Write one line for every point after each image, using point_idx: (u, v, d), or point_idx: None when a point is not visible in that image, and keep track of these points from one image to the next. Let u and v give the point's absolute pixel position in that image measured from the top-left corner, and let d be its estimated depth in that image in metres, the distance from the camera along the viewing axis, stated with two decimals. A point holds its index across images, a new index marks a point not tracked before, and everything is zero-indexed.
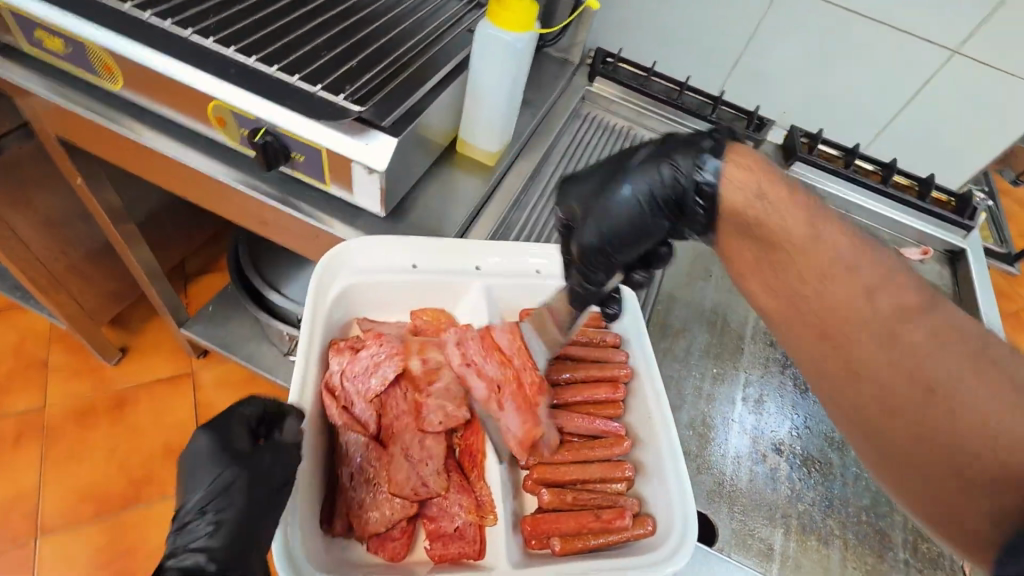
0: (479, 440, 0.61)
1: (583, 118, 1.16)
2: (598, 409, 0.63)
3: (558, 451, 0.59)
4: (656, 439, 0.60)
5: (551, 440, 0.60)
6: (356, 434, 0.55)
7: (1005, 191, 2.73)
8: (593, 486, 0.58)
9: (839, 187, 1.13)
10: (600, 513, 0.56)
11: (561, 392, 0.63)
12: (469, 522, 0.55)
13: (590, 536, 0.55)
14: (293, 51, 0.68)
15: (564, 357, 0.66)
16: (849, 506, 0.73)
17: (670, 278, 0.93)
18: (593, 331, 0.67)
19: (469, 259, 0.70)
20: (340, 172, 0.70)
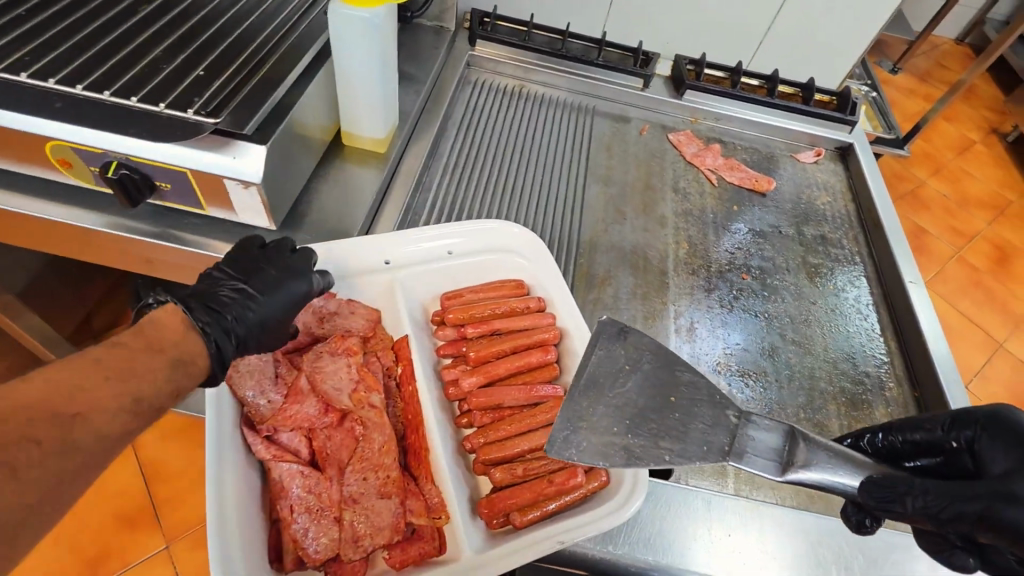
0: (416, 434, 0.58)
1: (472, 84, 1.13)
2: (533, 376, 0.62)
3: (500, 427, 0.58)
4: None
5: (492, 418, 0.59)
6: (288, 465, 0.52)
7: (888, 79, 2.90)
8: (542, 454, 0.58)
9: (731, 107, 1.16)
10: (554, 477, 0.55)
11: (494, 368, 0.61)
12: (424, 523, 0.52)
13: (547, 502, 0.54)
14: (126, 70, 0.61)
15: (490, 331, 0.64)
16: (787, 408, 0.78)
17: (584, 228, 0.93)
18: (514, 302, 0.67)
19: (377, 254, 0.67)
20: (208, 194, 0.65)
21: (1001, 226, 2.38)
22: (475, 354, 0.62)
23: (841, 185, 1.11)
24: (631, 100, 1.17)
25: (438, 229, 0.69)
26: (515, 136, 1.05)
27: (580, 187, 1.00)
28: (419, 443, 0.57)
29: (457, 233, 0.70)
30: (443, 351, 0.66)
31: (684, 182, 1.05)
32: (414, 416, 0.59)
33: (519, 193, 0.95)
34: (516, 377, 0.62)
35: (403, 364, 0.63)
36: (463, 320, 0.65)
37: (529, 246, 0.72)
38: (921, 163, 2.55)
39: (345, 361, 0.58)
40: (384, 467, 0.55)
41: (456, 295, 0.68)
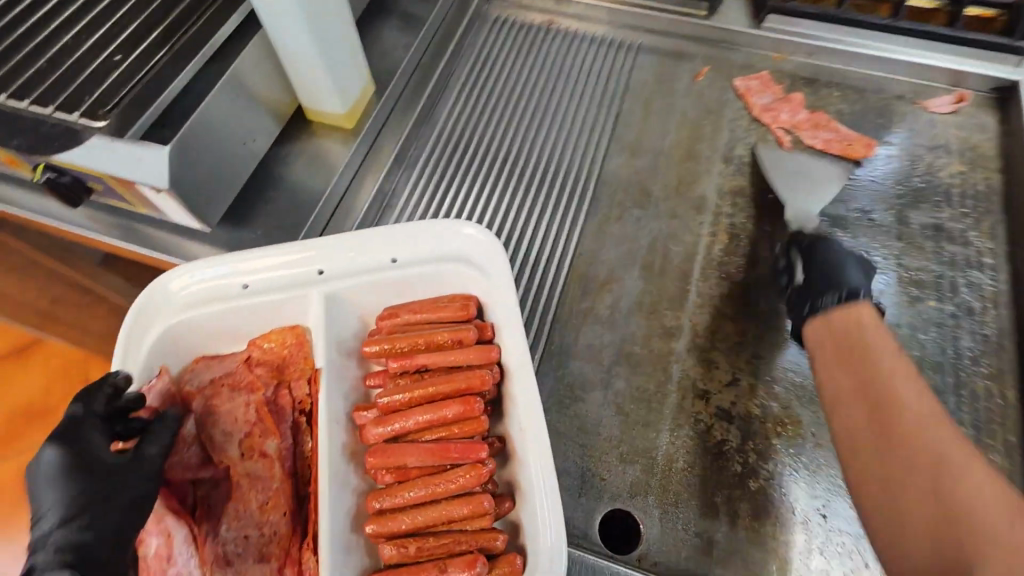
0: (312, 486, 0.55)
1: (491, 23, 0.95)
2: (452, 431, 0.52)
3: (399, 495, 0.50)
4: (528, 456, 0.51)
5: (395, 480, 0.51)
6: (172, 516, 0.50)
7: None
8: (444, 529, 0.50)
9: (833, 36, 0.85)
10: (445, 565, 0.48)
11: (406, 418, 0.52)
12: None
13: None
14: (35, 58, 0.56)
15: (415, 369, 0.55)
16: (819, 476, 0.59)
17: (592, 212, 0.76)
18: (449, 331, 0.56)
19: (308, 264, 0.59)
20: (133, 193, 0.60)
21: None
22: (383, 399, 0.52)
23: (988, 148, 0.79)
24: (692, 33, 0.91)
25: (372, 236, 0.59)
26: (532, 89, 0.87)
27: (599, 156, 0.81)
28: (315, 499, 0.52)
29: (400, 239, 0.59)
30: (370, 382, 0.58)
31: (742, 147, 0.81)
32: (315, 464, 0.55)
33: (516, 166, 0.80)
34: (433, 430, 0.52)
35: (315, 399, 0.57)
36: (387, 353, 0.56)
37: (487, 256, 0.59)
38: None
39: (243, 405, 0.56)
40: (269, 525, 0.52)
41: (393, 317, 0.58)
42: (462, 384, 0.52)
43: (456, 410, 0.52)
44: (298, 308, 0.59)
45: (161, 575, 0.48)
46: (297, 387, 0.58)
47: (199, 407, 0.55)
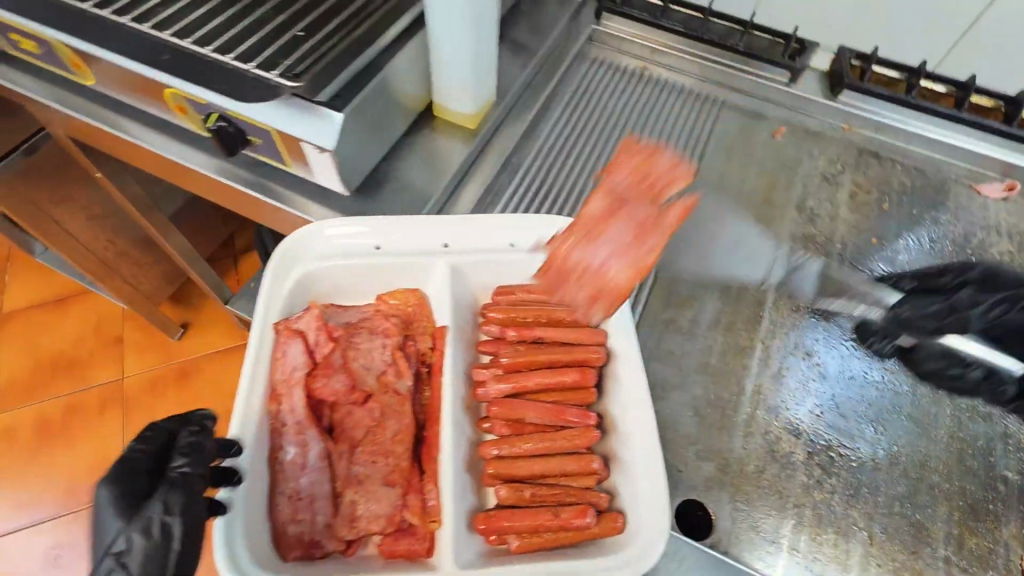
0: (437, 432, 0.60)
1: (591, 60, 1.04)
2: (566, 396, 0.57)
3: (517, 444, 0.54)
4: (631, 428, 0.55)
5: (511, 432, 0.56)
6: (305, 432, 0.55)
7: None
8: (556, 481, 0.54)
9: (897, 117, 0.96)
10: (559, 512, 0.51)
11: (524, 378, 0.57)
12: (415, 519, 0.53)
13: (547, 534, 0.51)
14: (235, 24, 0.64)
15: (531, 339, 0.60)
16: (878, 496, 0.64)
17: (678, 237, 0.83)
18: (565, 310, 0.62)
19: (435, 238, 0.65)
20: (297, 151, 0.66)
21: None
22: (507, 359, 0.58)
23: None
24: (772, 95, 1.01)
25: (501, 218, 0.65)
26: (627, 123, 0.96)
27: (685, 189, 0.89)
28: (432, 443, 0.57)
29: (524, 223, 0.66)
30: (483, 348, 0.62)
31: (814, 200, 0.89)
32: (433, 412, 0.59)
33: (612, 186, 0.87)
34: (547, 393, 0.57)
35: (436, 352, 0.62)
36: (507, 322, 0.62)
37: None
38: None
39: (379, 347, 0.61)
40: (394, 455, 0.57)
41: (509, 292, 0.64)
42: (577, 354, 0.58)
43: (574, 377, 0.57)
44: (422, 271, 0.65)
45: (296, 482, 0.53)
46: (421, 339, 0.64)
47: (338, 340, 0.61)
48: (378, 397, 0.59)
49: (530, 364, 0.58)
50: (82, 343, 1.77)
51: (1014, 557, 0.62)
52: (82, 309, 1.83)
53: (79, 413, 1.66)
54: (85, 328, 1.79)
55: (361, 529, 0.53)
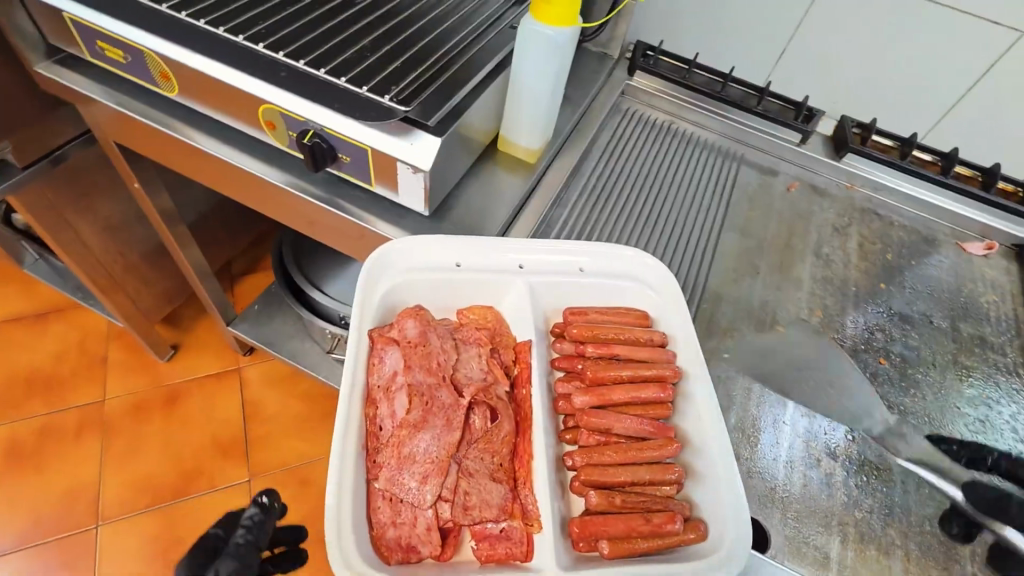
0: (530, 441, 0.62)
1: (623, 112, 1.14)
2: (644, 411, 0.62)
3: (604, 452, 0.60)
4: (706, 441, 0.60)
5: (596, 441, 0.61)
6: (421, 430, 0.58)
7: None
8: (642, 488, 0.58)
9: (894, 179, 1.08)
10: (650, 517, 0.55)
11: (608, 392, 0.62)
12: (514, 525, 0.57)
13: (639, 540, 0.54)
14: (341, 51, 0.69)
15: (610, 356, 0.65)
16: (910, 515, 0.70)
17: (713, 273, 0.91)
18: (640, 330, 0.67)
19: (513, 255, 0.69)
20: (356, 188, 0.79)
21: None
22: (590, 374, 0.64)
23: (1012, 287, 0.99)
24: (784, 154, 1.13)
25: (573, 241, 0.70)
26: (660, 170, 1.05)
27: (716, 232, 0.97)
28: (523, 445, 0.62)
29: (596, 254, 0.71)
30: (558, 364, 0.68)
31: (829, 248, 0.99)
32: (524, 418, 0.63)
33: (653, 225, 0.95)
34: (622, 404, 0.63)
35: (521, 365, 0.67)
36: (585, 338, 0.67)
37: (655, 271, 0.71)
38: None
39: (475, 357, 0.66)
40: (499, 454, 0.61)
41: (582, 312, 0.69)
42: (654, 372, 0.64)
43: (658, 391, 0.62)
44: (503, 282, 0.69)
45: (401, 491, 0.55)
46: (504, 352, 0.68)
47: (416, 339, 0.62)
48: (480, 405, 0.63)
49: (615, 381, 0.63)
50: (58, 361, 1.61)
51: None
52: (61, 325, 1.67)
53: (49, 438, 1.48)
54: (63, 345, 1.64)
55: (488, 521, 0.57)
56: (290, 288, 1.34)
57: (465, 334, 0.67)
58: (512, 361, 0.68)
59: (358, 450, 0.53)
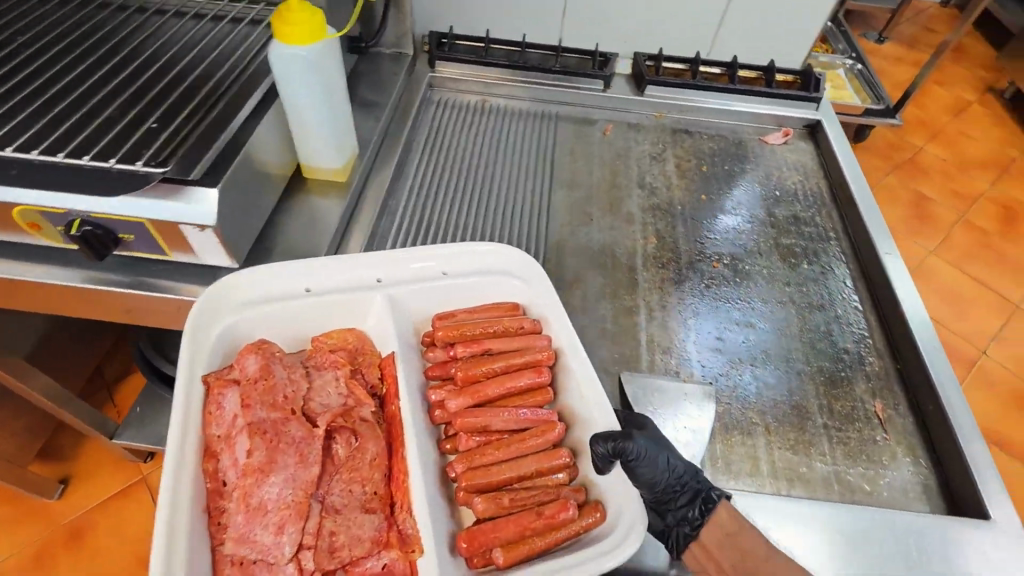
0: (404, 458, 0.65)
1: (435, 103, 1.15)
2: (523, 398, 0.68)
3: (488, 452, 0.64)
4: (591, 415, 0.64)
5: (478, 442, 0.65)
6: (275, 478, 0.59)
7: (868, 49, 3.09)
8: (531, 481, 0.63)
9: (697, 97, 1.16)
10: (543, 511, 0.59)
11: (481, 389, 0.67)
12: (395, 558, 0.60)
13: (533, 536, 0.58)
14: (82, 129, 0.65)
15: (480, 351, 0.69)
16: (768, 397, 0.76)
17: (550, 233, 0.94)
18: (510, 321, 0.71)
19: (370, 272, 0.71)
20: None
21: (1005, 186, 2.37)
22: (462, 375, 0.67)
23: (811, 162, 1.11)
24: (596, 101, 1.18)
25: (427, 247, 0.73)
26: (482, 146, 1.08)
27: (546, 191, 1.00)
28: (400, 461, 0.65)
29: (452, 256, 0.73)
30: (432, 373, 0.71)
31: (650, 176, 1.05)
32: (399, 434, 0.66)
33: (484, 207, 0.97)
34: (501, 395, 0.67)
35: (388, 380, 0.69)
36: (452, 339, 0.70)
37: (523, 267, 0.75)
38: (916, 131, 2.57)
39: (340, 388, 0.68)
40: (372, 481, 0.64)
41: (448, 315, 0.72)
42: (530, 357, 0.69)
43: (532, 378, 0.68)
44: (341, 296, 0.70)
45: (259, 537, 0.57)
46: (370, 371, 0.71)
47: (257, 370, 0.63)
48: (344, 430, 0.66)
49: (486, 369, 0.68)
50: None
51: (870, 407, 0.77)
52: None
53: None
54: None
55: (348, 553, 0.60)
56: (163, 379, 1.25)
57: (328, 360, 0.69)
58: (379, 380, 0.70)
59: (193, 515, 0.54)
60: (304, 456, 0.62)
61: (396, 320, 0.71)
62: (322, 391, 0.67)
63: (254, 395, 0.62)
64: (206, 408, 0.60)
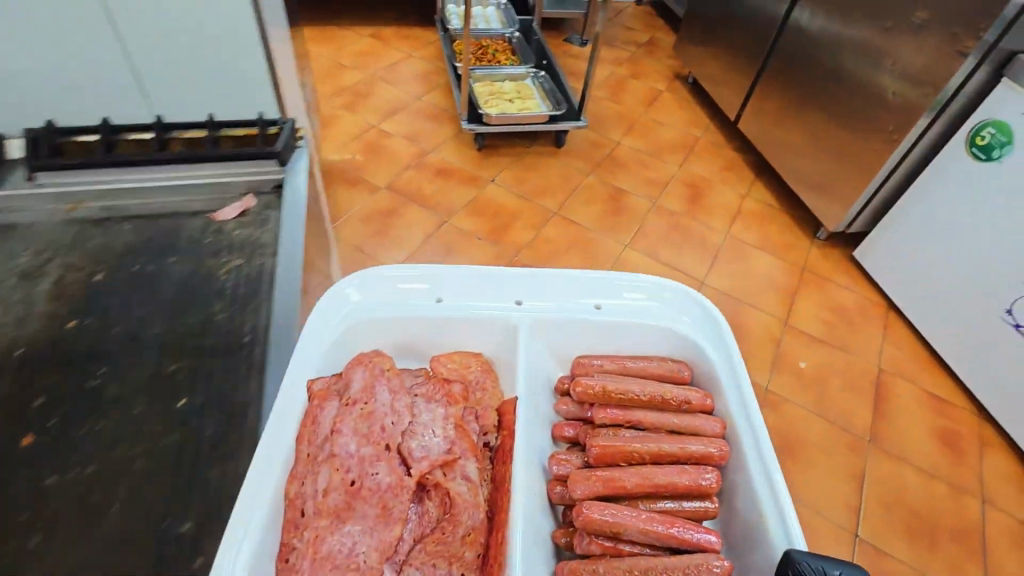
0: (505, 513, 0.96)
1: None
2: (678, 457, 1.12)
3: (621, 532, 1.00)
4: (745, 448, 1.07)
5: (601, 487, 1.08)
6: (460, 460, 0.96)
7: (577, 53, 3.39)
8: (666, 483, 1.09)
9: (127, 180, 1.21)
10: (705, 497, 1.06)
11: (650, 468, 1.10)
12: (589, 544, 1.00)
13: (692, 539, 1.00)
14: None
15: (630, 421, 1.19)
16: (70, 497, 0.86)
17: (720, 366, 1.18)
18: (700, 406, 1.16)
19: (512, 299, 1.19)
20: (433, 354, 1.19)
21: (690, 163, 2.72)
22: (623, 448, 1.13)
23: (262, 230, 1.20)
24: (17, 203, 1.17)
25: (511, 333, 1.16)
26: None
27: (701, 324, 1.22)
28: (500, 524, 0.95)
29: (623, 322, 1.22)
30: (572, 426, 1.21)
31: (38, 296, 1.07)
32: (648, 457, 1.12)
33: (549, 377, 1.24)
34: (652, 475, 1.09)
35: (604, 452, 1.12)
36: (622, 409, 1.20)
37: (738, 382, 1.14)
38: (614, 126, 2.86)
39: (462, 480, 0.94)
40: (467, 549, 0.89)
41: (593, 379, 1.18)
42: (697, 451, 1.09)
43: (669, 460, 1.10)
44: (531, 382, 1.17)
45: (349, 553, 0.83)
46: (491, 412, 1.07)
47: (497, 414, 1.08)
48: (502, 453, 1.04)
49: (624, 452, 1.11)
50: None
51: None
52: None
53: None
54: None
55: None
56: None
57: (497, 442, 1.05)
58: (621, 424, 1.18)
59: (336, 512, 0.86)
60: (382, 508, 0.88)
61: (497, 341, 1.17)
62: (575, 486, 1.06)
63: (356, 425, 0.93)
64: (407, 451, 0.94)
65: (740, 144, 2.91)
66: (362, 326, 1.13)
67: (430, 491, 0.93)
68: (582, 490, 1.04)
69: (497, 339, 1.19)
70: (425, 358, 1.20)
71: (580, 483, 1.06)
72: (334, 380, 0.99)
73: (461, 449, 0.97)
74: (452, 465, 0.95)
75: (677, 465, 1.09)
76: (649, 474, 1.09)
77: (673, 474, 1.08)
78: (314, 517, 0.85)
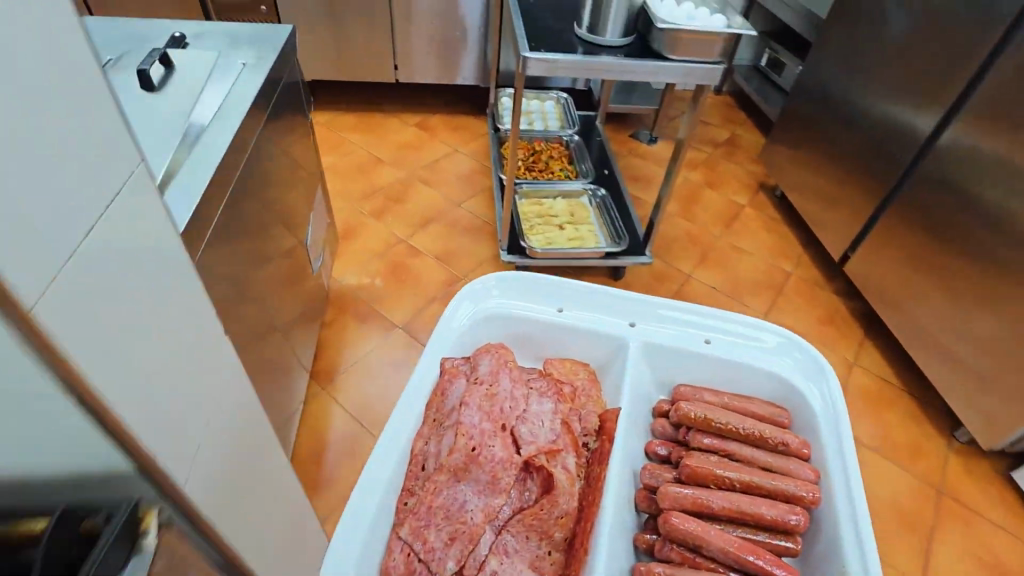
0: (588, 526, 1.35)
1: None
2: (750, 484, 1.46)
3: (715, 505, 1.42)
4: (829, 474, 1.47)
5: (697, 499, 1.42)
6: (563, 445, 1.44)
7: (643, 153, 2.99)
8: (742, 515, 1.41)
9: None
10: (773, 524, 1.40)
11: (736, 487, 1.44)
12: (671, 549, 1.38)
13: (758, 550, 1.37)
14: None
15: (728, 450, 1.54)
16: None
17: (824, 425, 1.55)
18: (788, 438, 1.53)
19: (627, 321, 1.72)
20: (547, 358, 1.73)
21: (779, 311, 2.22)
22: (723, 482, 1.45)
23: None
24: None
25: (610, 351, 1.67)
26: None
27: (813, 401, 1.59)
28: (580, 536, 1.36)
29: (711, 345, 1.69)
30: (668, 436, 1.63)
31: None
32: (710, 476, 1.45)
33: (700, 375, 1.70)
34: (740, 502, 1.42)
35: (708, 478, 1.46)
36: (715, 433, 1.55)
37: (834, 426, 1.53)
38: (685, 252, 2.41)
39: (553, 433, 1.42)
40: (558, 527, 1.36)
41: (688, 405, 1.57)
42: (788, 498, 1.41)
43: (678, 510, 1.40)
44: (620, 373, 1.69)
45: (498, 556, 1.30)
46: (592, 416, 1.56)
47: (601, 443, 1.48)
48: (555, 456, 1.41)
49: (696, 468, 1.47)
50: None
51: None
52: None
53: None
54: None
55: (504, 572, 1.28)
56: None
57: (548, 469, 1.39)
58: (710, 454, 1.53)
59: (417, 483, 1.35)
60: (495, 476, 1.34)
61: (597, 358, 1.73)
62: (533, 435, 1.42)
63: (483, 405, 1.43)
64: (525, 457, 1.39)
65: (840, 285, 2.39)
66: (502, 319, 1.71)
67: (491, 481, 1.35)
68: (547, 470, 1.38)
69: (606, 367, 1.71)
70: (535, 355, 1.78)
71: (661, 480, 1.48)
72: (461, 365, 1.55)
73: (563, 452, 1.44)
74: (557, 454, 1.42)
75: (744, 510, 1.42)
76: (719, 502, 1.41)
77: (772, 507, 1.41)
78: (435, 472, 1.34)
